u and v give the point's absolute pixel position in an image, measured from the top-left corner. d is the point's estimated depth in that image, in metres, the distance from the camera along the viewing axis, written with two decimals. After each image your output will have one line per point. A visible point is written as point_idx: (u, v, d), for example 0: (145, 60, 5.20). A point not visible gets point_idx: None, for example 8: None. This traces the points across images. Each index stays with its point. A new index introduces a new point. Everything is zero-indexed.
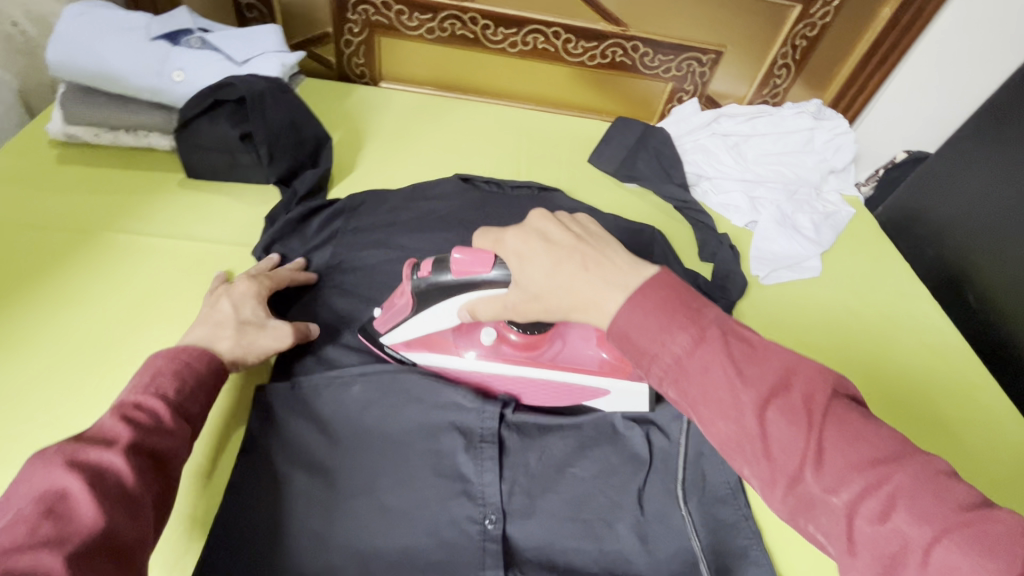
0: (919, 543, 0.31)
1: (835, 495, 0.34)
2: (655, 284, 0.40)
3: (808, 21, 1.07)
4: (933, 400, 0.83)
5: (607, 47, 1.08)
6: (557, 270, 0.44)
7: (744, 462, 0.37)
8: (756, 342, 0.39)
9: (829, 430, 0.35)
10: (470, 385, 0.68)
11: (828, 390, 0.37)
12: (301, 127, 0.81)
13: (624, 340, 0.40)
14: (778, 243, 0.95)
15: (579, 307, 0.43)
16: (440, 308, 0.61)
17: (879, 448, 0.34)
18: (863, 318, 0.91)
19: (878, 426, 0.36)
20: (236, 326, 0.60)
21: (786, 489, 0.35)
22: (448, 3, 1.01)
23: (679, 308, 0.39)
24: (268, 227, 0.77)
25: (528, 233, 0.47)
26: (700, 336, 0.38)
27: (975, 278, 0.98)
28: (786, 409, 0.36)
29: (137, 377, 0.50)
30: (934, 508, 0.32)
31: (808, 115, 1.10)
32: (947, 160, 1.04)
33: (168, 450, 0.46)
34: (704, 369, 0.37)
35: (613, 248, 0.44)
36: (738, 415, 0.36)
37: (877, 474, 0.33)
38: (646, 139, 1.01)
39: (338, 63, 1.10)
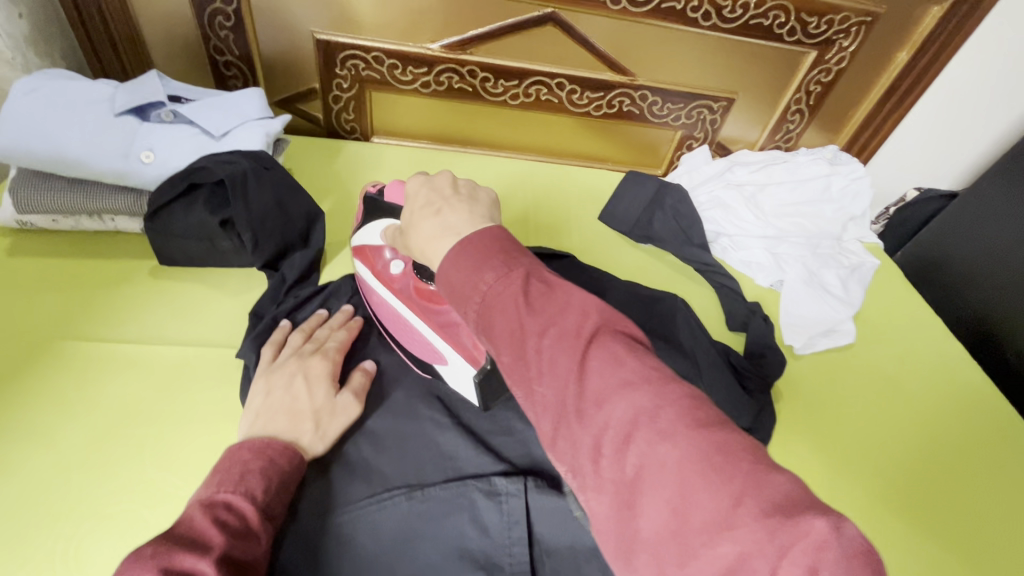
0: (657, 464, 0.29)
1: (597, 424, 0.31)
2: (482, 233, 0.40)
3: (823, 67, 1.01)
4: (994, 482, 0.76)
5: (614, 97, 1.02)
6: (418, 212, 0.46)
7: (528, 398, 0.35)
8: (555, 280, 0.38)
9: (594, 356, 0.33)
10: (373, 303, 0.71)
11: (607, 326, 0.35)
12: (288, 207, 0.73)
13: (447, 285, 0.39)
14: (809, 307, 0.89)
15: (423, 249, 0.44)
16: (371, 225, 0.72)
17: (635, 373, 0.32)
18: (904, 386, 0.85)
19: (643, 359, 0.33)
20: (313, 418, 0.56)
21: (561, 424, 0.33)
22: (445, 56, 0.94)
23: (494, 250, 0.39)
24: (255, 324, 0.68)
25: (422, 182, 0.50)
26: (504, 273, 0.37)
27: (1015, 334, 0.92)
28: (561, 336, 0.34)
29: (219, 471, 0.45)
30: (678, 430, 0.29)
31: (824, 162, 1.03)
32: (973, 205, 0.99)
33: (251, 557, 0.40)
34: (500, 302, 0.36)
35: (479, 209, 0.45)
36: (520, 346, 0.35)
37: (630, 400, 0.31)
38: (662, 197, 0.94)
39: (326, 119, 1.02)
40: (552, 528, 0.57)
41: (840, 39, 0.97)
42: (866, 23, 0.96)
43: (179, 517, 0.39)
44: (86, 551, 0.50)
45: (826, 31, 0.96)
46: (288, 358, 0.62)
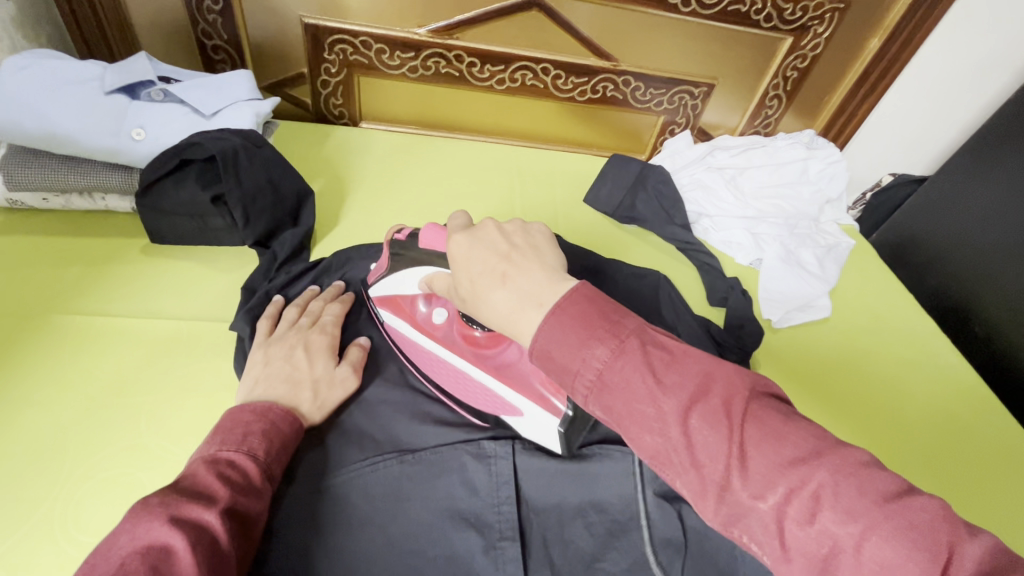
0: (849, 541, 0.29)
1: (761, 501, 0.32)
2: (569, 299, 0.39)
3: (799, 52, 1.05)
4: (959, 444, 0.80)
5: (598, 82, 1.04)
6: (480, 277, 0.44)
7: (675, 475, 0.35)
8: (675, 348, 0.37)
9: (747, 431, 0.33)
10: (418, 359, 0.68)
11: (746, 391, 0.35)
12: (279, 185, 0.74)
13: (552, 363, 0.38)
14: (786, 283, 0.93)
15: (501, 321, 0.42)
16: (404, 275, 0.65)
17: (799, 445, 0.32)
18: (877, 358, 0.89)
19: (796, 424, 0.34)
20: (312, 386, 0.57)
21: (717, 499, 0.33)
22: (431, 41, 0.95)
23: (598, 319, 0.38)
24: (247, 298, 0.69)
25: (470, 238, 0.46)
26: (619, 348, 0.37)
27: (981, 308, 0.96)
28: (705, 413, 0.34)
29: (222, 429, 0.47)
30: (856, 501, 0.30)
31: (801, 146, 1.07)
32: (942, 186, 1.03)
33: (251, 512, 0.42)
34: (625, 381, 0.36)
35: (548, 265, 0.43)
36: (661, 427, 0.35)
37: (802, 474, 0.31)
38: (645, 178, 0.98)
39: (314, 104, 1.03)
40: (538, 487, 0.59)
41: (814, 25, 1.01)
42: (839, 10, 1.00)
43: (184, 472, 0.41)
44: (85, 512, 0.52)
45: (801, 18, 0.99)
46: (287, 332, 0.63)
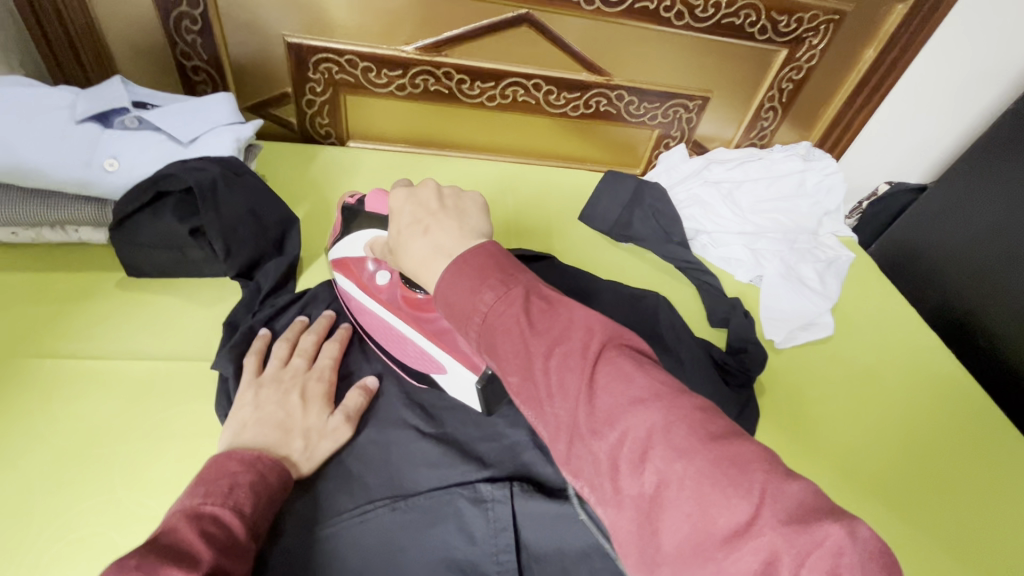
0: (672, 479, 0.29)
1: (601, 440, 0.32)
2: (472, 250, 0.41)
3: (794, 64, 1.03)
4: (972, 467, 0.78)
5: (591, 97, 1.02)
6: (407, 229, 0.47)
7: (536, 416, 0.36)
8: (556, 298, 0.38)
9: (603, 374, 0.33)
10: (363, 317, 0.68)
11: (609, 340, 0.35)
12: (262, 214, 0.71)
13: (446, 306, 0.40)
14: (787, 301, 0.90)
15: (416, 268, 0.45)
16: (353, 237, 0.69)
17: (643, 388, 0.32)
18: (884, 377, 0.86)
19: (650, 373, 0.34)
20: (303, 435, 0.54)
21: (568, 441, 0.33)
22: (419, 58, 0.93)
23: (493, 268, 0.39)
24: (229, 334, 0.66)
25: (407, 196, 0.49)
26: (503, 294, 0.37)
27: (984, 321, 0.95)
28: (567, 355, 0.34)
29: (206, 480, 0.44)
30: (686, 443, 0.30)
31: (798, 158, 1.05)
32: (939, 196, 1.01)
33: (235, 574, 0.38)
34: (501, 322, 0.36)
35: (468, 224, 0.45)
36: (527, 367, 0.35)
37: (641, 416, 0.31)
38: (641, 195, 0.95)
39: (300, 124, 1.00)
40: (538, 534, 0.56)
41: (809, 37, 0.99)
42: (834, 21, 0.98)
43: (164, 527, 0.38)
44: None
45: (796, 30, 0.98)
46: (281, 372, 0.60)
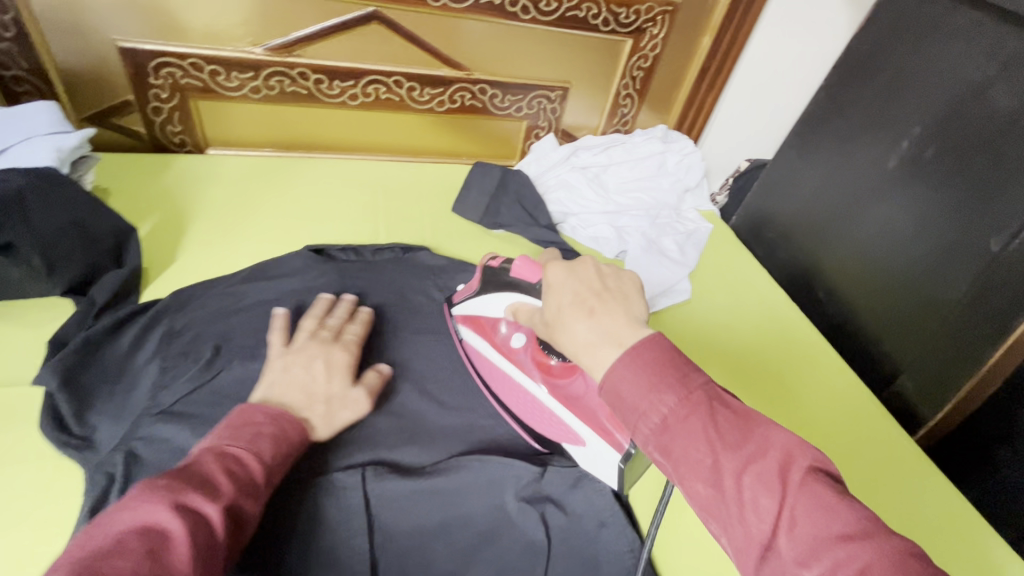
0: None
1: (807, 571, 0.34)
2: (653, 346, 0.42)
3: (640, 54, 1.11)
4: (812, 402, 0.86)
5: (454, 92, 1.05)
6: (571, 305, 0.47)
7: (721, 527, 0.38)
8: (744, 410, 0.39)
9: (797, 500, 0.35)
10: (493, 383, 0.70)
11: (805, 462, 0.37)
12: (88, 225, 0.68)
13: (615, 396, 0.41)
14: (648, 272, 0.97)
15: (576, 348, 0.45)
16: (492, 298, 0.69)
17: (846, 522, 0.34)
18: (738, 332, 0.94)
19: (848, 500, 0.35)
20: (325, 401, 0.58)
21: (760, 559, 0.35)
22: (270, 59, 0.91)
23: (669, 367, 0.41)
24: (54, 352, 0.62)
25: (570, 270, 0.49)
26: (684, 396, 0.39)
27: (823, 277, 1.02)
28: (761, 475, 0.36)
29: (235, 425, 0.50)
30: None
31: (657, 140, 1.15)
32: (779, 166, 1.11)
33: (249, 509, 0.44)
34: (687, 430, 0.38)
35: (635, 311, 0.46)
36: (716, 479, 0.37)
37: (848, 553, 0.33)
38: (506, 184, 1.00)
39: (150, 133, 0.95)
40: (395, 514, 0.57)
41: (649, 27, 1.07)
42: (668, 12, 1.07)
43: (193, 462, 0.44)
44: None
45: (636, 21, 1.05)
46: (304, 344, 0.64)
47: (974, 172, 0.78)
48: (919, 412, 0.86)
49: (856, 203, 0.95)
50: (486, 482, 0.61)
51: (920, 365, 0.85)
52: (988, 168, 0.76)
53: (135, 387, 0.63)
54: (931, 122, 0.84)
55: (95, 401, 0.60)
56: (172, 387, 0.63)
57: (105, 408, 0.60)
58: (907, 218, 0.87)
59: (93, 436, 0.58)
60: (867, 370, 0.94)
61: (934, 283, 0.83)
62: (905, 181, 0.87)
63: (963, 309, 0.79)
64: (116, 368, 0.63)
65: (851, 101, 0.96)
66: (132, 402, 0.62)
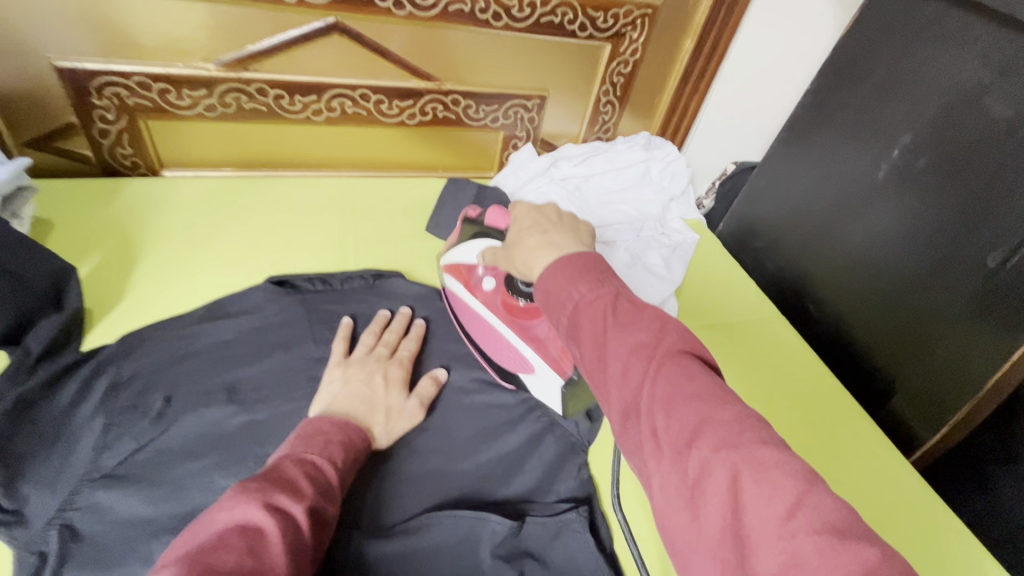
0: (713, 466, 0.36)
1: (660, 428, 0.40)
2: (581, 253, 0.51)
3: (620, 59, 1.06)
4: (804, 424, 0.82)
5: (426, 104, 0.99)
6: (527, 230, 0.58)
7: (603, 391, 0.44)
8: (643, 303, 0.46)
9: (666, 370, 0.41)
10: (465, 320, 0.75)
11: (683, 345, 0.43)
12: (18, 270, 0.62)
13: (544, 296, 0.50)
14: (633, 290, 0.93)
15: (525, 258, 0.56)
16: (467, 245, 0.74)
17: (704, 387, 0.40)
18: (725, 350, 0.91)
19: (711, 377, 0.41)
20: (384, 411, 0.62)
21: (626, 416, 0.42)
22: (224, 75, 0.85)
23: (590, 270, 0.49)
24: None
25: (531, 209, 0.62)
26: (596, 288, 0.47)
27: (812, 287, 0.99)
28: (640, 347, 0.43)
29: (306, 435, 0.53)
30: (733, 441, 0.37)
31: (640, 148, 1.11)
32: (766, 172, 1.07)
33: (328, 513, 0.48)
34: (589, 312, 0.46)
35: (578, 236, 0.56)
36: (603, 352, 0.44)
37: (694, 408, 0.39)
38: (482, 201, 0.95)
39: (98, 156, 0.89)
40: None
41: (629, 31, 1.02)
42: (648, 15, 1.02)
43: (277, 465, 0.48)
44: None
45: (614, 25, 1.00)
46: (367, 359, 0.68)
47: (969, 183, 0.74)
48: (914, 432, 0.83)
49: (846, 212, 0.92)
50: (458, 540, 0.58)
51: (914, 383, 0.82)
52: (982, 179, 0.73)
53: (73, 450, 0.57)
54: (922, 130, 0.80)
55: (29, 468, 0.55)
56: (115, 445, 0.58)
57: (40, 473, 0.55)
58: (899, 230, 0.83)
59: (26, 507, 0.53)
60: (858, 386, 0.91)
61: (928, 299, 0.80)
62: (897, 190, 0.84)
63: (960, 326, 0.76)
64: (53, 427, 0.58)
65: (839, 106, 0.92)
66: (70, 467, 0.56)
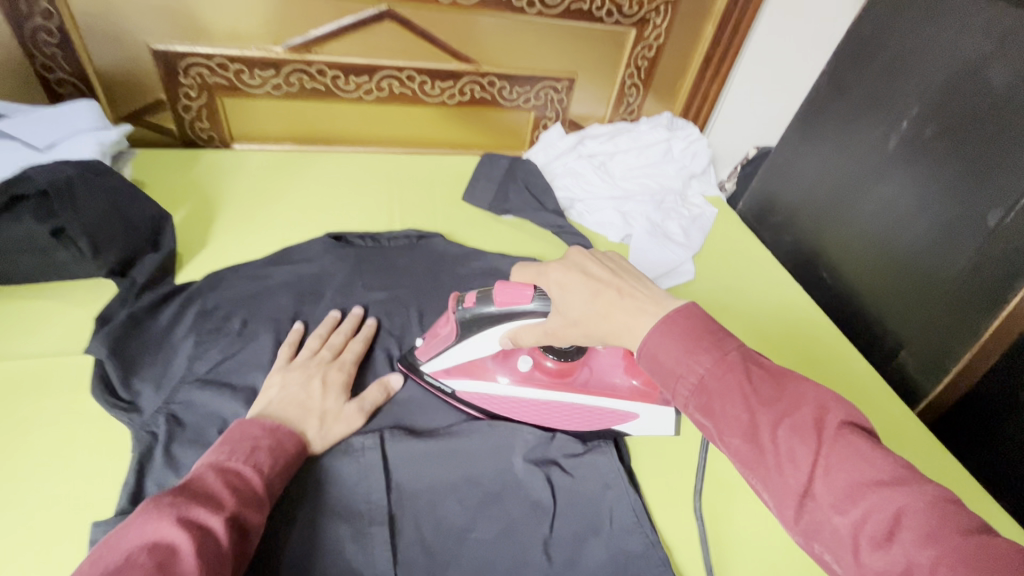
0: (922, 564, 0.33)
1: (840, 515, 0.37)
2: (682, 314, 0.46)
3: (644, 43, 1.14)
4: (815, 374, 0.88)
5: (464, 85, 1.09)
6: (596, 300, 0.50)
7: (761, 482, 0.41)
8: (778, 370, 0.43)
9: (836, 453, 0.39)
10: (498, 408, 0.70)
11: (841, 420, 0.40)
12: (128, 212, 0.75)
13: (652, 362, 0.46)
14: (653, 254, 1.00)
15: (617, 331, 0.49)
16: (486, 335, 0.65)
17: (884, 471, 0.37)
18: (738, 310, 0.97)
19: (885, 454, 0.38)
20: (319, 415, 0.61)
21: (798, 506, 0.39)
22: (290, 57, 0.97)
23: (703, 335, 0.45)
24: (102, 326, 0.68)
25: (569, 266, 0.53)
26: (720, 359, 0.43)
27: (828, 257, 1.04)
28: (796, 427, 0.40)
29: (231, 440, 0.52)
30: (935, 530, 0.34)
31: (662, 128, 1.17)
32: (784, 150, 1.12)
33: (251, 521, 0.47)
34: (723, 388, 0.42)
35: (654, 289, 0.50)
36: (752, 433, 0.41)
37: (886, 497, 0.36)
38: (515, 171, 1.05)
39: (179, 130, 1.02)
40: (410, 475, 0.62)
41: (652, 17, 1.10)
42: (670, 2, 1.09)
43: (196, 475, 0.47)
44: None
45: (639, 11, 1.08)
46: (311, 362, 0.68)
47: (972, 148, 0.79)
48: (921, 386, 0.88)
49: (859, 184, 0.97)
50: (494, 444, 0.66)
51: (922, 340, 0.87)
52: (985, 145, 0.78)
53: (174, 359, 0.69)
54: (928, 103, 0.86)
55: (139, 369, 0.66)
56: (206, 358, 0.69)
57: (147, 375, 0.66)
58: (910, 198, 0.88)
59: (137, 400, 0.64)
60: (869, 348, 0.96)
61: (934, 262, 0.84)
62: (908, 160, 0.88)
63: (960, 283, 0.81)
64: (157, 341, 0.69)
65: (851, 84, 0.98)
66: (172, 371, 0.68)
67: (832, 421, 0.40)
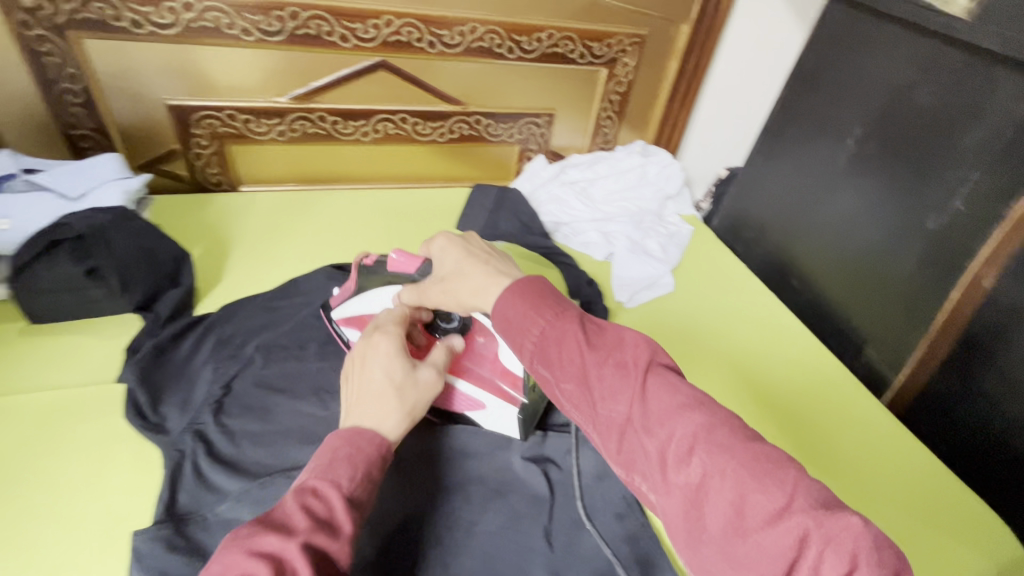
0: (713, 471, 0.40)
1: (651, 440, 0.43)
2: (531, 280, 0.52)
3: (615, 80, 1.25)
4: (788, 372, 0.95)
5: (453, 124, 1.19)
6: (467, 261, 0.58)
7: (593, 422, 0.46)
8: (602, 325, 0.49)
9: (652, 390, 0.44)
10: None
11: (654, 361, 0.46)
12: (154, 252, 0.81)
13: (503, 321, 0.50)
14: (634, 269, 1.08)
15: (475, 290, 0.55)
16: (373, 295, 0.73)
17: (687, 398, 0.44)
18: (715, 316, 1.04)
19: (690, 386, 0.45)
20: (396, 392, 0.55)
21: (620, 436, 0.45)
22: (293, 106, 1.06)
23: (548, 299, 0.50)
24: (131, 357, 0.75)
25: (453, 236, 0.63)
26: (560, 313, 0.49)
27: (796, 264, 1.12)
28: (619, 368, 0.46)
29: (315, 456, 0.49)
30: (727, 442, 0.41)
31: (637, 154, 1.28)
32: (749, 169, 1.22)
33: (332, 545, 0.43)
34: (561, 339, 0.47)
35: (514, 263, 0.58)
36: (583, 376, 0.46)
37: (686, 421, 0.42)
38: (504, 202, 1.13)
39: (191, 175, 1.10)
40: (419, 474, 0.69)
41: (621, 57, 1.22)
42: (637, 43, 1.21)
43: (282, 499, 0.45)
44: None
45: (608, 52, 1.19)
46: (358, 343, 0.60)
47: (908, 159, 0.89)
48: (886, 377, 0.95)
49: (816, 196, 1.06)
50: (493, 446, 0.72)
51: (885, 334, 0.95)
52: (913, 159, 0.89)
53: (196, 384, 0.75)
54: (869, 123, 0.96)
55: (165, 394, 0.73)
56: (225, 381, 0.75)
57: (172, 400, 0.72)
58: (863, 206, 0.97)
59: (164, 422, 0.70)
60: (839, 346, 1.04)
61: (887, 265, 0.93)
62: (859, 172, 0.98)
63: (912, 280, 0.89)
64: (179, 368, 0.76)
65: (801, 108, 1.09)
66: (195, 395, 0.73)
67: (646, 360, 0.46)
